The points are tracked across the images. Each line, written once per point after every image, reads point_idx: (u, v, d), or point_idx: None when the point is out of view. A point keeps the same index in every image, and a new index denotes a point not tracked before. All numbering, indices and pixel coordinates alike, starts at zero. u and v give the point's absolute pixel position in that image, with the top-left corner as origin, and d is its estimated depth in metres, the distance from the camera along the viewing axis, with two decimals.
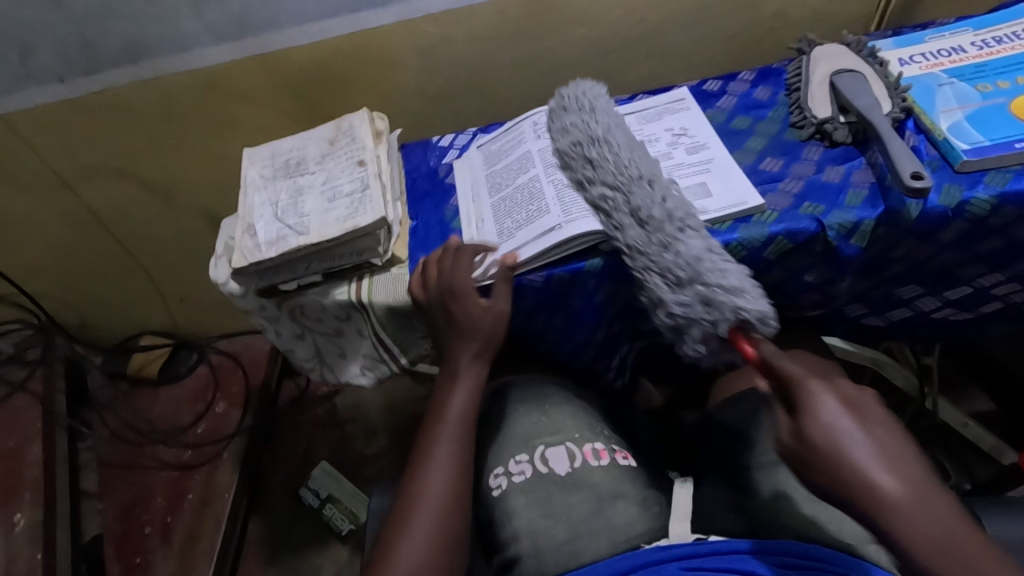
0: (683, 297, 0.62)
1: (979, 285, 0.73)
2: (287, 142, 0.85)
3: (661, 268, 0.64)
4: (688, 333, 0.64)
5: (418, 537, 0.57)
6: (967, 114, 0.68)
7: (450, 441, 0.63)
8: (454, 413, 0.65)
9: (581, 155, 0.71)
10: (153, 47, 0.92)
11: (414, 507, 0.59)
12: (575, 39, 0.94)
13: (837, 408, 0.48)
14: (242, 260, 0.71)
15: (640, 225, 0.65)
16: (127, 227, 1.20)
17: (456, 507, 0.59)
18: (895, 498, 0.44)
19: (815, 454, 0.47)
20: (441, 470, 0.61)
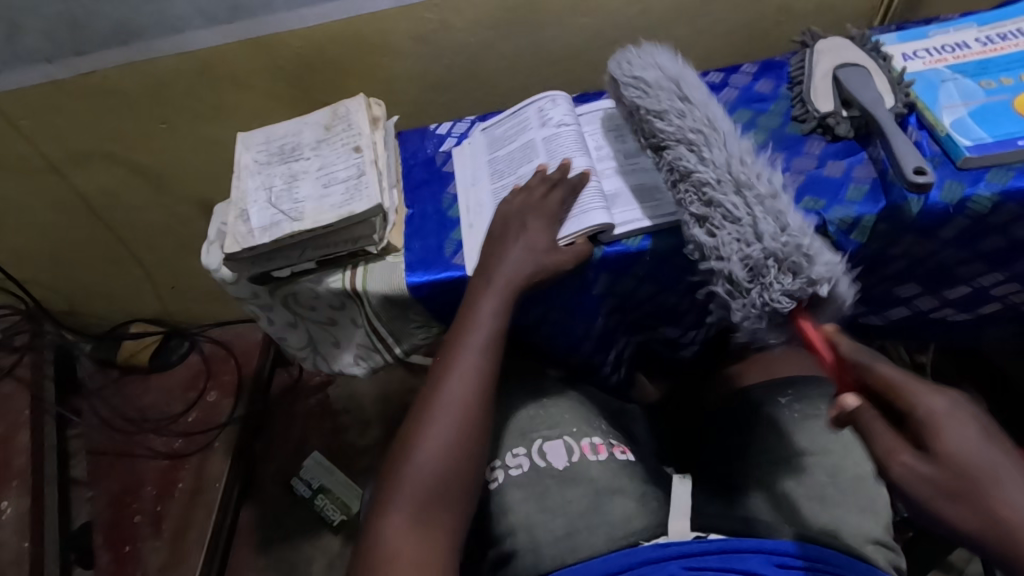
0: (786, 239, 0.56)
1: (978, 284, 0.72)
2: (282, 127, 0.83)
3: (765, 205, 0.57)
4: (772, 282, 0.56)
5: (433, 446, 0.56)
6: (971, 110, 0.68)
7: (475, 356, 0.61)
8: (484, 317, 0.63)
9: (667, 94, 0.66)
10: (145, 29, 0.90)
11: (431, 416, 0.58)
12: (576, 28, 0.93)
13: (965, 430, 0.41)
14: (235, 245, 0.70)
15: (741, 162, 0.60)
16: (118, 213, 1.18)
17: (474, 422, 0.58)
18: None
19: (961, 485, 0.40)
20: (464, 384, 0.59)
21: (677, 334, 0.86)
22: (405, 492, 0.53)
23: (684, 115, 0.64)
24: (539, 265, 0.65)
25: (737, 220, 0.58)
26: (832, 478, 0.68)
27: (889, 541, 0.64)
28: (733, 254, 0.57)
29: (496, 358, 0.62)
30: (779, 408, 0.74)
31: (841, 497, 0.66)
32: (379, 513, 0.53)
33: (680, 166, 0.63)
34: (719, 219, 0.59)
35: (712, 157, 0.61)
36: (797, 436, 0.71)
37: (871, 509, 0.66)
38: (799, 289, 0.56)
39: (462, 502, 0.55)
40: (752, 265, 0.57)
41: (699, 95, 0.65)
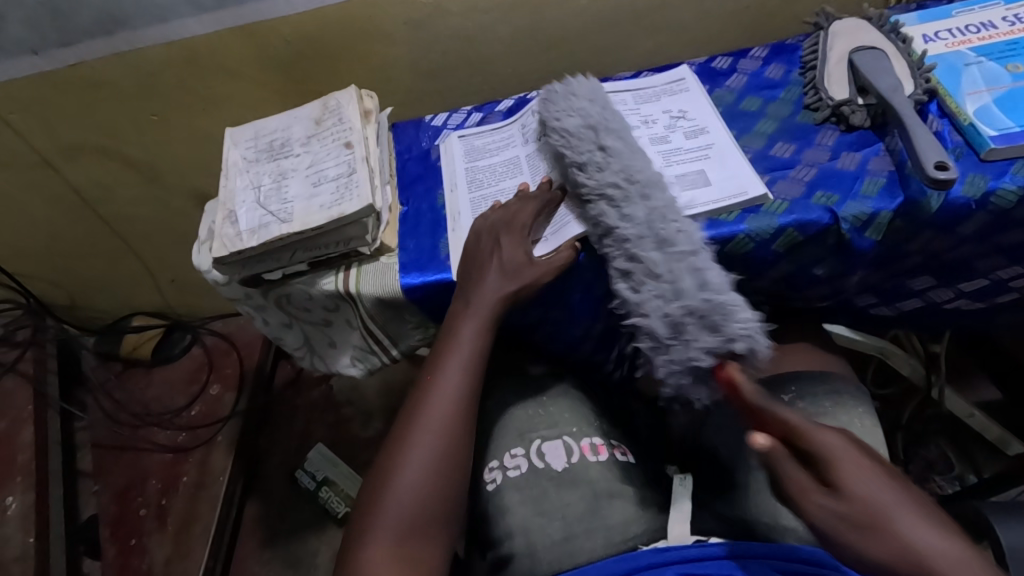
0: (704, 296, 0.54)
1: (997, 278, 0.69)
2: (271, 122, 0.80)
3: (683, 262, 0.56)
4: (692, 340, 0.54)
5: (414, 471, 0.54)
6: (996, 97, 0.64)
7: (456, 376, 0.59)
8: (466, 338, 0.61)
9: (587, 142, 0.65)
10: (129, 18, 0.87)
11: (413, 438, 0.56)
12: (576, 11, 0.89)
13: (860, 462, 0.43)
14: (223, 249, 0.68)
15: (662, 216, 0.59)
16: (112, 207, 1.16)
17: (457, 444, 0.56)
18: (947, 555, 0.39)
19: (864, 517, 0.40)
20: (444, 407, 0.58)
21: None
22: (387, 519, 0.52)
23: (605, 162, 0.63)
24: (521, 281, 0.63)
25: (658, 277, 0.56)
26: None
27: None
28: (654, 311, 0.56)
29: (478, 379, 0.60)
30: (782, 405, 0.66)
31: None
32: (359, 540, 0.52)
33: (603, 222, 0.62)
34: (641, 274, 0.57)
35: (633, 210, 0.60)
36: None
37: None
38: (717, 347, 0.53)
39: (444, 526, 0.54)
40: (673, 322, 0.55)
41: (615, 144, 0.64)
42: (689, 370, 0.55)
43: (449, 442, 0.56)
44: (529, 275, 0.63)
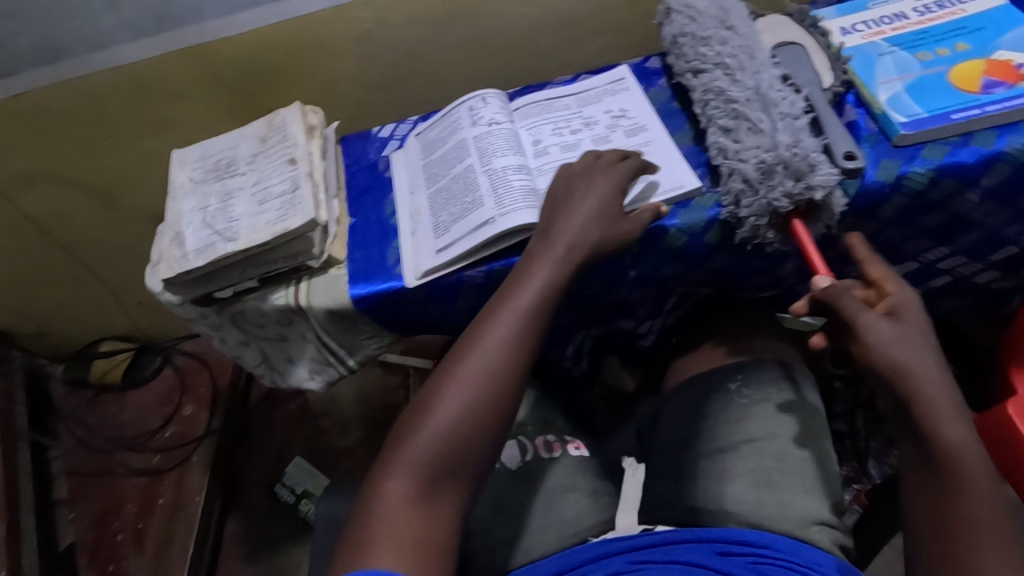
0: (795, 149, 0.60)
1: (925, 259, 0.72)
2: (217, 143, 0.81)
3: (788, 120, 0.63)
4: (777, 185, 0.60)
5: (449, 411, 0.54)
6: (907, 85, 0.67)
7: (517, 315, 0.58)
8: (533, 287, 0.59)
9: (712, 22, 0.73)
10: (71, 47, 0.88)
11: (462, 371, 0.56)
12: (515, 18, 0.91)
13: (904, 338, 0.54)
14: (170, 271, 0.69)
15: (769, 86, 0.66)
16: (71, 233, 1.16)
17: (501, 390, 0.55)
18: (945, 417, 0.51)
19: (888, 366, 0.53)
20: (491, 359, 0.56)
21: (633, 325, 0.85)
22: (411, 460, 0.52)
23: (733, 40, 0.71)
24: (604, 212, 0.63)
25: (761, 131, 0.63)
26: (777, 462, 0.66)
27: (834, 522, 0.63)
28: (751, 158, 0.62)
29: (538, 328, 0.58)
30: (728, 394, 0.72)
31: (788, 482, 0.65)
32: (382, 474, 0.52)
33: (713, 86, 0.69)
34: (744, 129, 0.64)
35: (744, 78, 0.67)
36: (744, 422, 0.69)
37: (816, 491, 0.65)
38: (799, 192, 0.60)
39: (473, 472, 0.53)
40: (758, 175, 0.61)
41: (743, 26, 0.72)
42: (766, 214, 0.62)
43: (488, 394, 0.55)
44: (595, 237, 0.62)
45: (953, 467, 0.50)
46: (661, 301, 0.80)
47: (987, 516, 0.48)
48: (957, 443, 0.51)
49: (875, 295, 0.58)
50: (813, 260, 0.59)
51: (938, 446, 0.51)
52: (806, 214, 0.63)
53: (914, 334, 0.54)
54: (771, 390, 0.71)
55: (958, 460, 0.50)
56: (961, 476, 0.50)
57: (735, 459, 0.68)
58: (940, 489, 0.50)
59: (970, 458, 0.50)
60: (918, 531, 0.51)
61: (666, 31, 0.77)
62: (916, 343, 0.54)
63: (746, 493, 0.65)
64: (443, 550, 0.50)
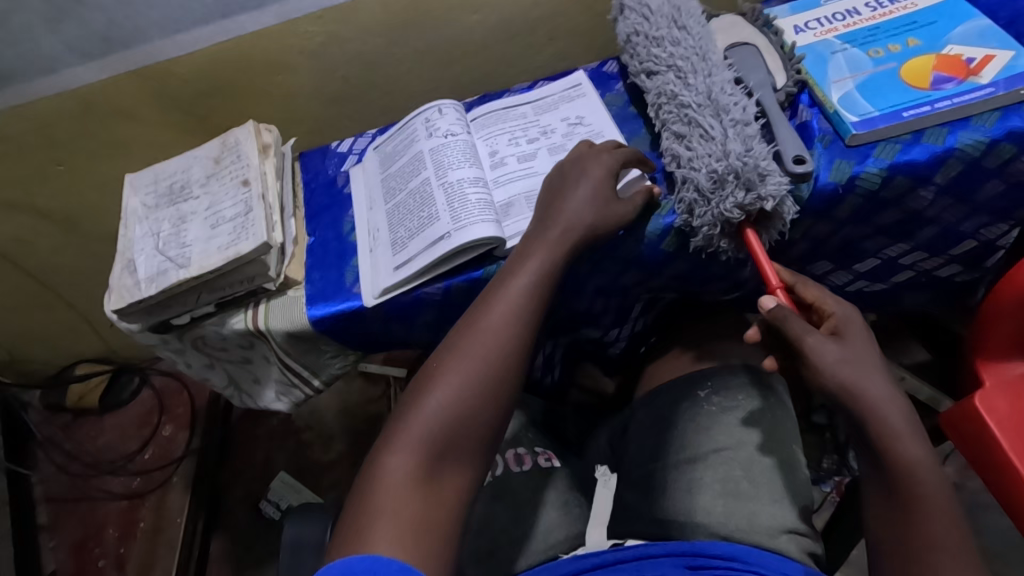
0: (746, 158, 0.60)
1: (886, 256, 0.72)
2: (171, 165, 0.80)
3: (739, 127, 0.63)
4: (729, 195, 0.60)
5: (447, 389, 0.52)
6: (859, 83, 0.66)
7: (516, 293, 0.57)
8: (529, 268, 0.59)
9: (664, 22, 0.72)
10: (16, 72, 0.86)
11: (460, 348, 0.55)
12: (471, 26, 0.90)
13: (851, 356, 0.54)
14: (121, 301, 0.68)
15: (721, 90, 0.65)
16: (35, 259, 1.14)
17: (503, 369, 0.54)
18: (896, 431, 0.51)
19: (837, 383, 0.53)
20: (493, 338, 0.55)
21: (600, 333, 0.84)
22: (416, 435, 0.50)
23: (686, 40, 0.70)
24: (598, 193, 0.62)
25: (713, 139, 0.63)
26: (745, 471, 0.66)
27: (803, 529, 0.62)
28: (703, 167, 0.62)
29: (535, 310, 0.58)
30: (696, 402, 0.71)
31: (755, 490, 0.64)
32: (384, 451, 0.50)
33: (666, 89, 0.68)
34: (696, 136, 0.64)
35: (697, 82, 0.66)
36: (713, 431, 0.69)
37: (783, 498, 0.64)
38: (751, 202, 0.60)
39: (477, 452, 0.51)
40: (710, 184, 0.61)
41: (695, 26, 0.71)
42: (718, 223, 0.62)
43: (492, 371, 0.53)
44: (591, 218, 0.62)
45: (909, 479, 0.49)
46: (626, 309, 0.79)
47: (946, 532, 0.47)
48: (914, 460, 0.50)
49: (818, 314, 0.59)
50: (766, 272, 0.59)
51: (890, 460, 0.50)
52: (758, 222, 0.63)
53: (858, 353, 0.54)
54: (740, 400, 0.71)
55: (912, 472, 0.49)
56: (915, 488, 0.49)
57: (704, 469, 0.67)
58: (897, 505, 0.50)
59: (925, 469, 0.50)
60: (880, 550, 0.50)
61: (620, 31, 0.76)
62: (861, 362, 0.54)
63: (714, 502, 0.64)
64: (446, 533, 0.47)
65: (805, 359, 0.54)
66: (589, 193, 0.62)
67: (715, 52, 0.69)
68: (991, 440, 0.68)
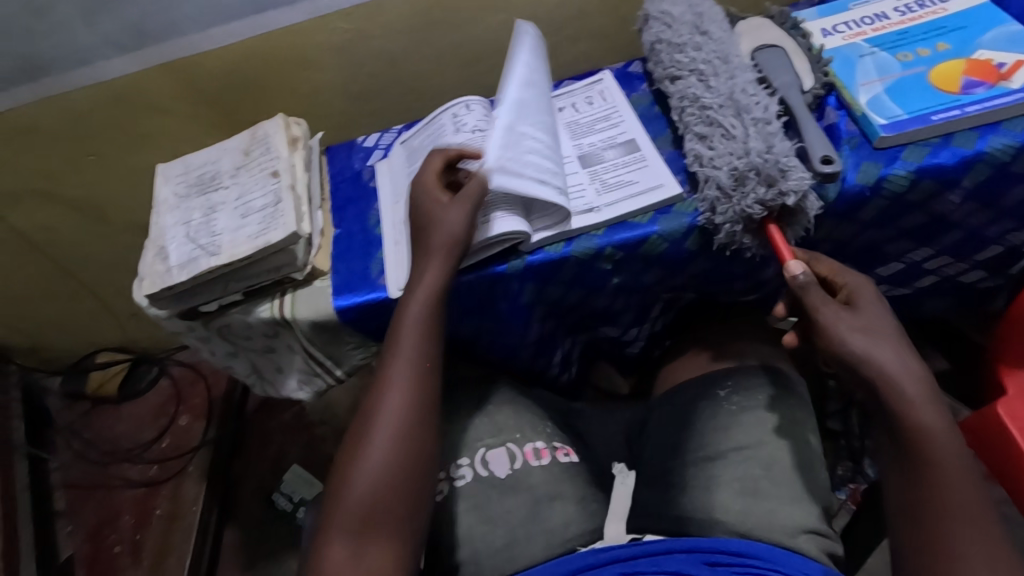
0: (768, 155, 0.60)
1: (910, 260, 0.72)
2: (201, 156, 0.81)
3: (760, 125, 0.63)
4: (750, 191, 0.60)
5: (367, 462, 0.56)
6: (887, 86, 0.66)
7: (406, 352, 0.60)
8: (412, 321, 0.61)
9: (687, 28, 0.73)
10: (54, 63, 0.88)
11: (370, 421, 0.58)
12: (497, 25, 0.91)
13: (866, 325, 0.56)
14: (153, 286, 0.69)
15: (743, 91, 0.66)
16: (62, 248, 1.16)
17: (413, 429, 0.58)
18: (912, 399, 0.52)
19: (852, 355, 0.54)
20: (393, 402, 0.58)
21: (619, 332, 0.85)
22: (343, 520, 0.54)
23: (708, 44, 0.71)
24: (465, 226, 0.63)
25: (734, 138, 0.63)
26: (764, 470, 0.66)
27: (824, 530, 0.62)
28: (725, 165, 0.62)
29: (428, 361, 0.61)
30: (716, 401, 0.72)
31: (775, 489, 0.64)
32: (322, 540, 0.55)
33: (688, 92, 0.68)
34: (718, 135, 0.64)
35: (718, 84, 0.67)
36: (732, 429, 0.69)
37: (804, 499, 0.64)
38: (774, 198, 0.60)
39: (405, 514, 0.55)
40: (731, 182, 0.61)
41: (718, 31, 0.72)
42: (740, 220, 0.62)
43: (402, 434, 0.57)
44: (465, 233, 0.63)
45: (926, 448, 0.51)
46: (646, 308, 0.79)
47: (957, 496, 0.49)
48: (927, 426, 0.51)
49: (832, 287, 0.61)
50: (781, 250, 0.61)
51: (907, 429, 0.52)
52: (782, 218, 0.63)
53: (873, 320, 0.56)
54: (759, 400, 0.71)
55: (929, 440, 0.51)
56: (933, 458, 0.50)
57: (724, 466, 0.67)
58: (914, 472, 0.51)
59: (941, 436, 0.51)
60: (895, 516, 0.52)
61: (645, 34, 0.77)
62: (876, 330, 0.56)
63: (734, 500, 0.64)
64: None
65: (821, 331, 0.57)
66: (463, 207, 0.63)
67: (738, 54, 0.70)
68: (1013, 447, 0.67)
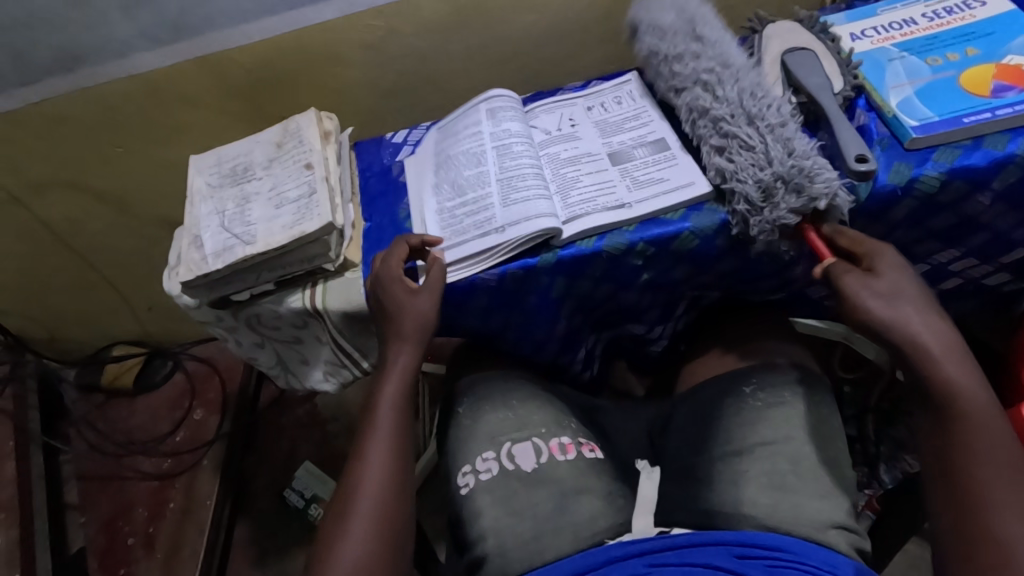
0: (791, 164, 0.62)
1: (937, 261, 0.73)
2: (233, 148, 0.82)
3: (777, 134, 0.65)
4: (780, 202, 0.62)
5: (355, 532, 0.56)
6: (917, 89, 0.67)
7: (387, 424, 0.63)
8: (389, 396, 0.65)
9: (681, 37, 0.75)
10: (89, 55, 0.89)
11: (356, 492, 0.59)
12: (526, 26, 0.92)
13: (890, 288, 0.57)
14: (189, 273, 0.70)
15: (754, 101, 0.68)
16: (85, 239, 1.17)
17: (397, 498, 0.59)
18: (937, 353, 0.54)
19: (878, 317, 0.56)
20: (376, 474, 0.60)
21: (644, 330, 0.85)
22: None
23: (707, 51, 0.73)
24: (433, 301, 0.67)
25: (754, 149, 0.65)
26: (792, 466, 0.66)
27: (852, 526, 0.63)
28: (750, 177, 0.63)
29: (405, 436, 0.64)
30: (742, 397, 0.72)
31: (802, 485, 0.65)
32: None
33: (697, 104, 0.70)
34: (736, 147, 0.66)
35: (726, 94, 0.69)
36: (759, 425, 0.69)
37: (833, 495, 0.64)
38: (804, 206, 0.62)
39: None
40: (761, 194, 0.63)
41: (712, 36, 0.74)
42: (774, 229, 0.63)
43: (388, 503, 0.58)
44: (434, 315, 0.67)
45: (957, 402, 0.52)
46: (671, 306, 0.80)
47: (991, 445, 0.51)
48: (955, 378, 0.53)
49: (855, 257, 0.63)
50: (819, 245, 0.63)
51: (935, 383, 0.54)
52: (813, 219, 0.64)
53: (895, 282, 0.58)
54: (786, 397, 0.71)
55: (959, 392, 0.53)
56: (963, 409, 0.52)
57: (751, 462, 0.67)
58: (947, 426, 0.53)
59: (970, 387, 0.53)
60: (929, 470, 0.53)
61: (639, 40, 0.79)
62: (899, 291, 0.57)
63: (761, 495, 0.64)
64: None
65: (845, 299, 0.58)
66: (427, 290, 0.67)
67: (738, 60, 0.72)
68: None
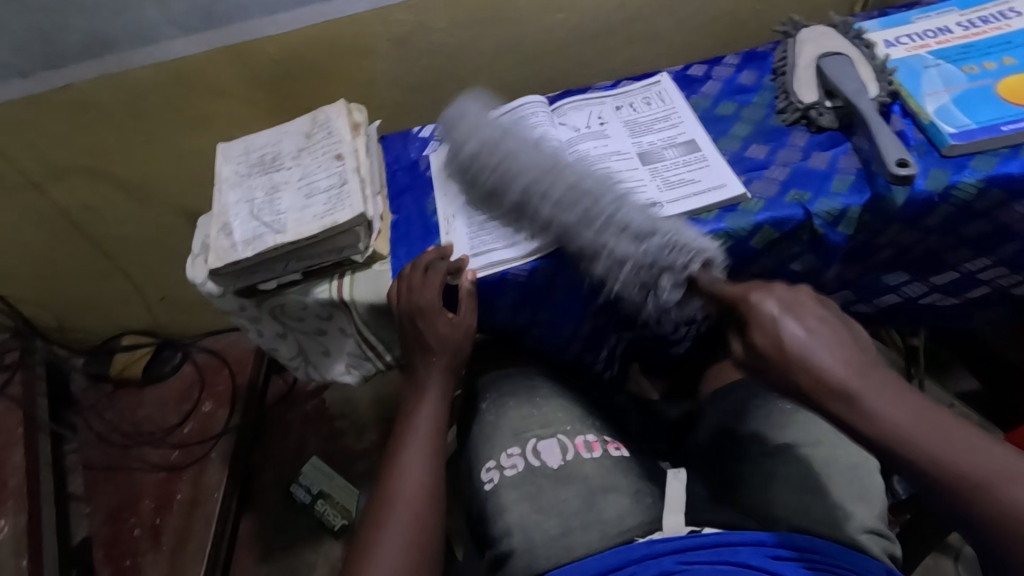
0: (655, 245, 0.62)
1: (966, 269, 0.73)
2: (261, 138, 0.82)
3: (629, 217, 0.64)
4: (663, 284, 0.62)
5: (389, 553, 0.52)
6: (954, 97, 0.67)
7: (417, 451, 0.62)
8: (422, 422, 0.64)
9: (487, 131, 0.72)
10: (118, 40, 0.89)
11: (387, 516, 0.56)
12: (556, 25, 0.92)
13: (799, 341, 0.46)
14: (218, 261, 0.69)
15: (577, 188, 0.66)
16: (102, 226, 1.16)
17: (430, 518, 0.56)
18: (883, 412, 0.42)
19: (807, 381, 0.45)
20: (406, 498, 0.57)
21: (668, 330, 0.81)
22: None
23: (510, 147, 0.70)
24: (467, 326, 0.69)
25: (620, 237, 0.64)
26: (819, 469, 0.66)
27: (883, 530, 0.62)
28: (626, 268, 0.63)
29: (438, 462, 0.62)
30: (770, 400, 0.72)
31: (831, 487, 0.64)
32: None
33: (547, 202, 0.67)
34: (610, 235, 0.64)
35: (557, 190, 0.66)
36: (787, 428, 0.70)
37: (865, 497, 0.64)
38: (681, 276, 0.62)
39: None
40: (643, 280, 0.63)
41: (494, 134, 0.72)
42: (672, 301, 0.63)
43: (422, 523, 0.55)
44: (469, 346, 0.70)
45: (951, 469, 0.40)
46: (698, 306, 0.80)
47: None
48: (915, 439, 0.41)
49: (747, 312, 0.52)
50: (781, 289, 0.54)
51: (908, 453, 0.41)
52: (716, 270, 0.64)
53: (812, 332, 0.47)
54: None
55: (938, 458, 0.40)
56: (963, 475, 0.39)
57: (779, 463, 0.67)
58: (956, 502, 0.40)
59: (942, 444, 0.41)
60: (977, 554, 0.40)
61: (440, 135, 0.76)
62: (800, 343, 0.46)
63: (790, 497, 0.64)
64: None
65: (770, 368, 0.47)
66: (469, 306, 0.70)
67: (545, 153, 0.70)
68: None
